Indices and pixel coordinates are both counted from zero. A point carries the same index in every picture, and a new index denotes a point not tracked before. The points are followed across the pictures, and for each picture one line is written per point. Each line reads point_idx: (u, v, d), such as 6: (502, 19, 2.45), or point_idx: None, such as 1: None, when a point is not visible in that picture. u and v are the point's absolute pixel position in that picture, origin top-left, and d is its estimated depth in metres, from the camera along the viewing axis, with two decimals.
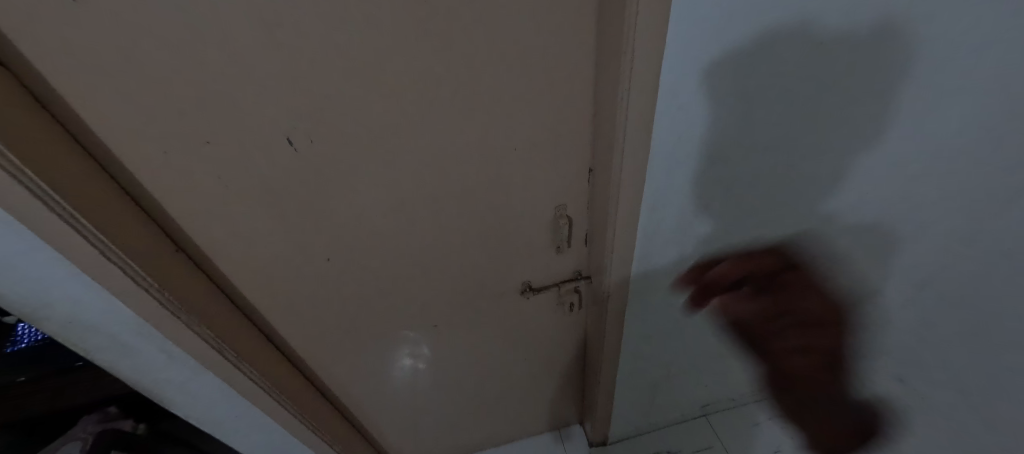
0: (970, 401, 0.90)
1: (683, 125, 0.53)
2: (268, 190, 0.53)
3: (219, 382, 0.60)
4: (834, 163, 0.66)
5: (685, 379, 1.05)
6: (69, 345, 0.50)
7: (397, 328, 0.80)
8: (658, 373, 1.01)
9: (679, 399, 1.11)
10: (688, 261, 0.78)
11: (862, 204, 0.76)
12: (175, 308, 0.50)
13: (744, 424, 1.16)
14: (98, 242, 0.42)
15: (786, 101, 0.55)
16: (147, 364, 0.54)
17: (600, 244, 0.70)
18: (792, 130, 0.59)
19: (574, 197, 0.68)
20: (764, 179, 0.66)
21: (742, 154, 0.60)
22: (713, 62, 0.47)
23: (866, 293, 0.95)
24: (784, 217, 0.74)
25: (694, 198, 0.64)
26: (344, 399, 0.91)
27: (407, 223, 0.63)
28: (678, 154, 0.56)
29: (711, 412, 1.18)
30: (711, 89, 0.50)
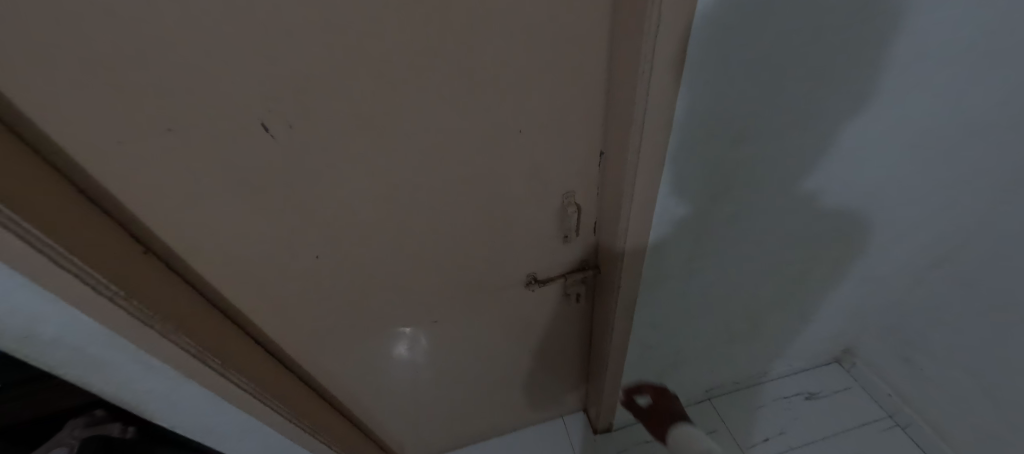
0: (980, 381, 0.89)
1: (703, 100, 0.48)
2: (249, 183, 0.48)
3: (203, 391, 0.55)
4: (858, 139, 0.62)
5: (692, 365, 1.04)
6: (31, 361, 0.45)
7: (396, 325, 0.76)
8: (665, 360, 0.99)
9: (685, 384, 1.09)
10: (704, 249, 0.75)
11: (886, 187, 0.72)
12: (146, 317, 0.45)
13: (749, 406, 1.15)
14: (54, 254, 0.35)
15: (820, 74, 0.51)
16: (121, 375, 0.49)
17: (611, 233, 0.66)
18: (816, 104, 0.54)
19: (582, 184, 0.63)
20: (783, 158, 0.61)
21: (763, 130, 0.55)
22: (747, 31, 0.43)
23: (881, 276, 0.93)
24: (800, 198, 0.70)
25: (708, 178, 0.60)
26: (341, 396, 0.87)
27: (404, 215, 0.59)
28: (695, 131, 0.52)
29: (716, 395, 1.16)
30: (736, 57, 0.45)
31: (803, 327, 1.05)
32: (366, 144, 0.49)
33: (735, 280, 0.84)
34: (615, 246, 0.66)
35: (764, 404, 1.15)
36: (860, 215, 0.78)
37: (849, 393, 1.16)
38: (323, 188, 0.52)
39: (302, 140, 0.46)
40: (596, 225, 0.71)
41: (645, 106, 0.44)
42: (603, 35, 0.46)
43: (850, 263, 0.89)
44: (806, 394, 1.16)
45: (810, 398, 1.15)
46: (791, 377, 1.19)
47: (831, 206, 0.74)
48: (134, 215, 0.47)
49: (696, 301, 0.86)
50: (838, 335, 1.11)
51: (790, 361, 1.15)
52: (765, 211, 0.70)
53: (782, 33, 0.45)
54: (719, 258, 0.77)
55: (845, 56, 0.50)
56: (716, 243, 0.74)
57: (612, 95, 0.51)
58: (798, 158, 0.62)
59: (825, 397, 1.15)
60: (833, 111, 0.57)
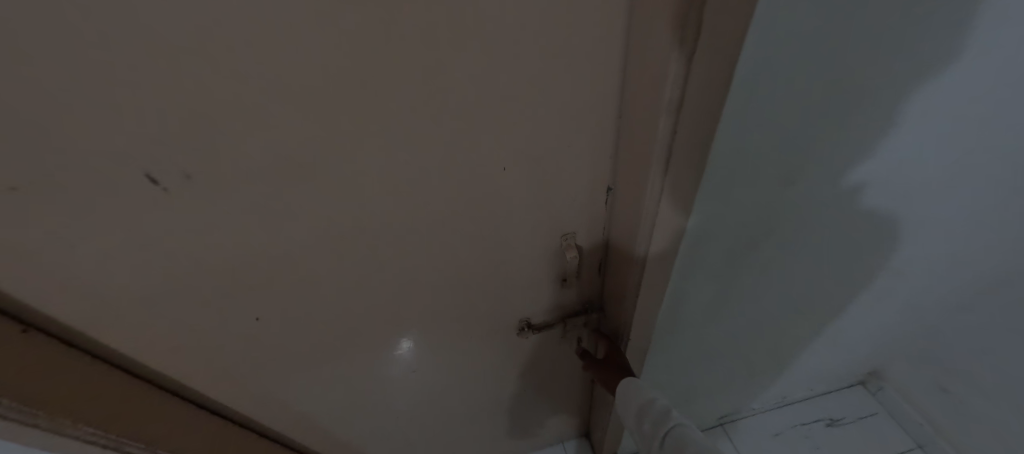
0: None
1: (761, 161, 0.34)
2: (161, 243, 0.38)
3: None
4: (947, 188, 0.48)
5: (706, 399, 0.94)
6: None
7: (372, 374, 0.68)
8: (677, 398, 0.88)
9: (697, 415, 0.99)
10: (721, 314, 0.62)
11: (939, 238, 0.59)
12: (30, 414, 0.34)
13: (766, 435, 1.06)
14: None
15: (891, 134, 0.36)
16: None
17: (620, 283, 0.55)
18: (910, 156, 0.40)
19: (585, 224, 0.53)
20: (848, 213, 0.47)
21: (832, 187, 0.41)
22: (799, 93, 0.28)
23: (920, 311, 0.82)
24: (855, 249, 0.57)
25: (750, 241, 0.46)
26: (317, 447, 0.79)
27: (369, 267, 0.49)
28: (744, 195, 0.38)
29: (728, 422, 1.07)
30: (820, 108, 0.31)
31: (827, 357, 0.95)
32: (309, 192, 0.38)
33: (766, 330, 0.72)
34: (622, 298, 0.55)
35: (781, 431, 1.06)
36: (919, 260, 0.64)
37: (874, 419, 1.07)
38: (263, 243, 0.42)
39: (222, 191, 0.35)
40: (605, 267, 0.61)
41: (667, 153, 0.33)
42: (614, 51, 0.35)
43: (894, 303, 0.77)
44: (828, 421, 1.07)
45: (832, 424, 1.06)
46: (811, 402, 1.10)
47: (890, 255, 0.61)
48: (8, 289, 0.36)
49: (714, 351, 0.74)
50: (866, 361, 1.02)
51: (811, 385, 1.06)
52: (811, 266, 0.57)
53: (852, 89, 0.30)
54: (751, 315, 0.64)
55: (932, 110, 0.35)
56: (749, 301, 0.61)
57: (625, 125, 0.40)
58: (867, 212, 0.48)
59: (848, 424, 1.06)
60: (929, 164, 0.42)
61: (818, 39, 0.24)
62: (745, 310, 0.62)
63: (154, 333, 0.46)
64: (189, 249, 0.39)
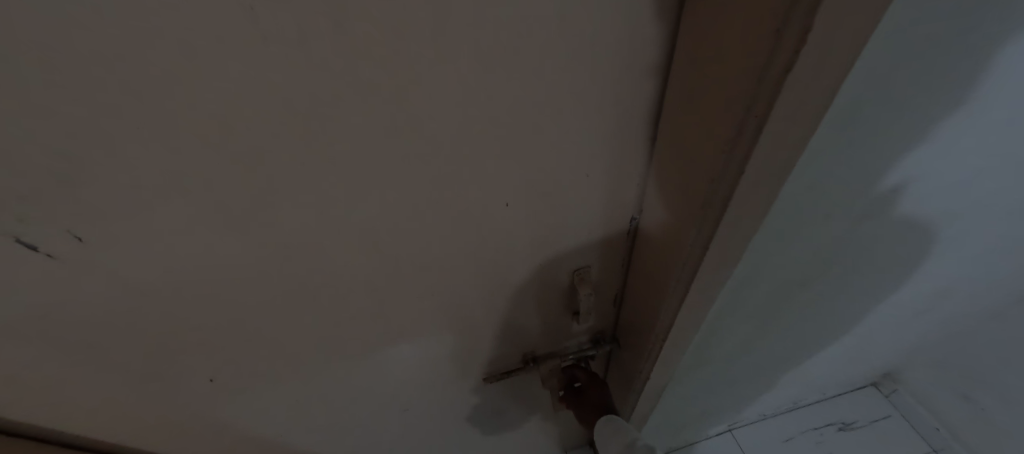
0: None
1: (819, 191, 0.28)
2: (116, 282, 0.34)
3: None
4: (1012, 205, 0.42)
5: (720, 414, 0.93)
6: None
7: (366, 408, 0.64)
8: (692, 418, 0.86)
9: (709, 426, 0.99)
10: (747, 352, 0.58)
11: (970, 264, 0.56)
12: None
13: (776, 440, 1.07)
14: None
15: (935, 185, 0.33)
16: None
17: (641, 322, 0.50)
18: (985, 172, 0.34)
19: (600, 258, 0.48)
20: (898, 233, 0.42)
21: (885, 208, 0.36)
22: (849, 161, 0.25)
23: (943, 327, 0.80)
24: (884, 282, 0.54)
25: (789, 272, 0.41)
26: None
27: (356, 308, 0.45)
28: (778, 252, 0.35)
29: (737, 426, 1.09)
30: (898, 130, 0.25)
31: (841, 366, 0.91)
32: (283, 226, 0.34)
33: (788, 351, 0.67)
34: (646, 345, 0.50)
35: (792, 436, 1.07)
36: (956, 274, 0.59)
37: (887, 423, 1.08)
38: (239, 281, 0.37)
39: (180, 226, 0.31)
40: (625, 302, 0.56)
41: (723, 206, 0.27)
42: (644, 74, 0.30)
43: (918, 315, 0.72)
44: (840, 425, 1.08)
45: (844, 428, 1.08)
46: (822, 406, 1.11)
47: (926, 272, 0.55)
48: None
49: (736, 382, 0.71)
50: (880, 367, 1.00)
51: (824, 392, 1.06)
52: (847, 288, 0.51)
53: (902, 151, 0.27)
54: (777, 341, 0.59)
55: (986, 161, 0.32)
56: (778, 330, 0.55)
57: (661, 158, 0.35)
58: (919, 231, 0.42)
59: (861, 428, 1.08)
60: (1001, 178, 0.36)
61: (915, 77, 0.20)
62: (772, 345, 0.59)
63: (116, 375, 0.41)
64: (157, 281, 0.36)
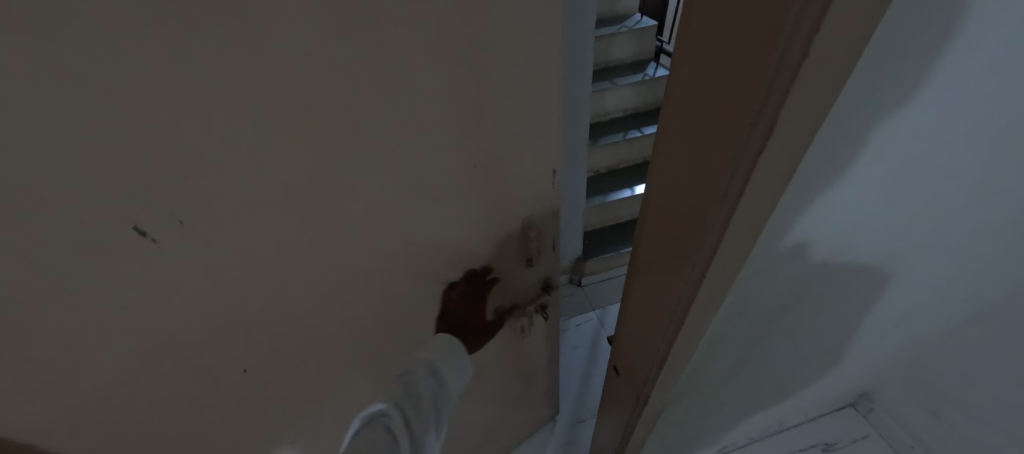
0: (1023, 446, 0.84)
1: (777, 222, 0.34)
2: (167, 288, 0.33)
3: None
4: (935, 250, 0.51)
5: (709, 438, 0.96)
6: None
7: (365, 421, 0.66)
8: (683, 444, 0.89)
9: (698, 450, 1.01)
10: (735, 379, 0.62)
11: (914, 301, 0.65)
12: None
13: None
14: None
15: (865, 233, 0.41)
16: None
17: (643, 343, 0.53)
18: (910, 210, 0.40)
19: (541, 206, 0.56)
20: (853, 266, 0.47)
21: (840, 245, 0.42)
22: (788, 209, 0.33)
23: (906, 347, 0.87)
24: (846, 314, 0.61)
25: (765, 299, 0.46)
26: None
27: (361, 298, 0.50)
28: (747, 284, 0.42)
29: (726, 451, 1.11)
30: (830, 175, 0.31)
31: (817, 390, 0.96)
32: (325, 219, 0.38)
33: (768, 377, 0.71)
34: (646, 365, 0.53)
35: None
36: (909, 302, 0.65)
37: (867, 442, 1.12)
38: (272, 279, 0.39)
39: (246, 220, 0.33)
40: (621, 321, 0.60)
41: (720, 233, 0.32)
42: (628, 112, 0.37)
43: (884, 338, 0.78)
44: (823, 445, 1.12)
45: (827, 449, 1.12)
46: (806, 427, 1.16)
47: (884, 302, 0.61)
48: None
49: (727, 407, 0.74)
50: (856, 388, 1.06)
51: (807, 413, 1.11)
52: (816, 316, 0.56)
53: (830, 206, 0.35)
54: (757, 368, 0.63)
55: (900, 214, 0.40)
56: (758, 357, 0.59)
57: (657, 193, 0.41)
58: (870, 263, 0.48)
59: (843, 448, 1.12)
60: (926, 215, 0.42)
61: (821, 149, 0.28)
62: (756, 371, 0.63)
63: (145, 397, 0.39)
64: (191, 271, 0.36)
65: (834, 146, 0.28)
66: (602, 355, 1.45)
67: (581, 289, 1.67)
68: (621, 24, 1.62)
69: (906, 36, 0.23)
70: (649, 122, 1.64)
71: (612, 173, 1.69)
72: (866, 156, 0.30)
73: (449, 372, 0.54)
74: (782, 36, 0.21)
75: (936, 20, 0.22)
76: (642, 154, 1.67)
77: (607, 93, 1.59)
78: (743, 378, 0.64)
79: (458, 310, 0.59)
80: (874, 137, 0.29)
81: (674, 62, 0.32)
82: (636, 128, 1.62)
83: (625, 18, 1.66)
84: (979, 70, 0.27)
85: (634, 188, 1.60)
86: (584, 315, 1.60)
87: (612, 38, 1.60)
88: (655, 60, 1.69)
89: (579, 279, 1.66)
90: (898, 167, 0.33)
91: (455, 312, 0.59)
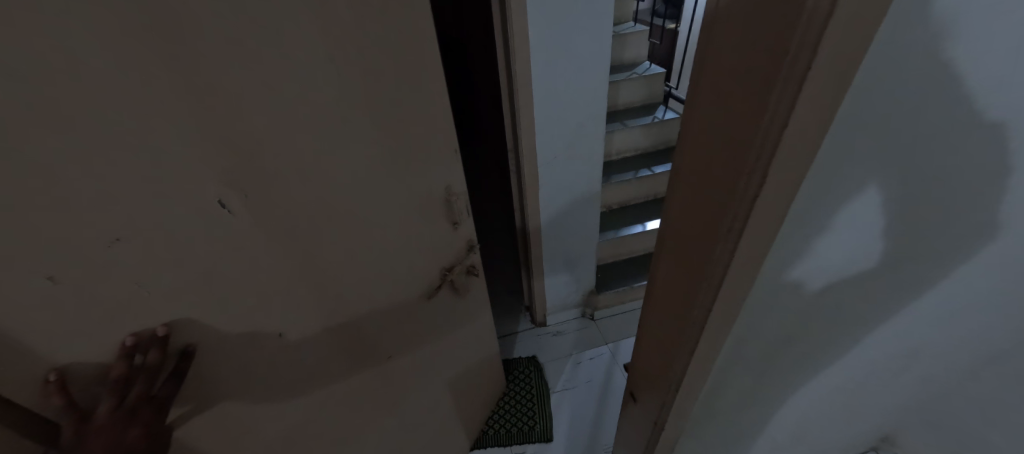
0: None
1: (777, 254, 0.38)
2: (237, 230, 0.50)
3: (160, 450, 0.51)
4: (948, 305, 0.52)
5: None
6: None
7: (359, 378, 0.79)
8: None
9: None
10: (745, 414, 0.64)
11: (940, 362, 0.64)
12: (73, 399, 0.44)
13: None
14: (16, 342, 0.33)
15: (864, 279, 0.45)
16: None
17: (660, 369, 0.56)
18: (913, 250, 0.43)
19: (455, 177, 0.81)
20: (866, 308, 0.49)
21: (839, 287, 0.45)
22: (780, 248, 0.37)
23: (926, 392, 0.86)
24: (868, 372, 0.61)
25: (767, 333, 0.49)
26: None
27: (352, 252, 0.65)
28: (750, 316, 0.45)
29: None
30: (817, 218, 0.36)
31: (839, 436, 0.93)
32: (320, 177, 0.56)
33: (793, 426, 0.70)
34: (663, 391, 0.57)
35: None
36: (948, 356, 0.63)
37: None
38: (295, 227, 0.55)
39: (268, 177, 0.50)
40: (639, 348, 0.64)
41: (729, 261, 0.37)
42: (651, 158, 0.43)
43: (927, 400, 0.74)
44: None
45: None
46: None
47: (909, 361, 0.61)
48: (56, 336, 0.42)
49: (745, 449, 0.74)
50: (876, 431, 1.04)
51: None
52: (838, 361, 0.56)
53: (821, 247, 0.39)
54: (775, 407, 0.64)
55: (896, 262, 0.44)
56: (770, 395, 0.60)
57: (671, 225, 0.46)
58: (886, 307, 0.49)
59: None
60: (932, 256, 0.45)
61: (806, 197, 0.33)
62: (770, 412, 0.64)
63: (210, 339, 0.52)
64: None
65: (814, 195, 0.33)
66: (615, 390, 1.44)
67: (595, 322, 1.69)
68: (631, 71, 1.74)
69: (874, 100, 0.27)
70: (660, 162, 1.71)
71: (625, 209, 1.75)
72: (847, 204, 0.35)
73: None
74: (770, 110, 0.28)
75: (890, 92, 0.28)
76: (654, 192, 1.74)
77: (619, 134, 1.68)
78: (757, 417, 0.65)
79: (130, 414, 0.48)
80: (849, 188, 0.34)
81: (684, 125, 0.40)
82: (648, 167, 1.69)
83: (636, 66, 1.77)
84: (942, 122, 0.31)
85: (645, 224, 1.66)
86: (596, 348, 1.59)
87: (624, 84, 1.71)
88: (665, 104, 1.79)
89: (592, 312, 1.68)
90: (881, 215, 0.37)
91: (113, 420, 0.47)
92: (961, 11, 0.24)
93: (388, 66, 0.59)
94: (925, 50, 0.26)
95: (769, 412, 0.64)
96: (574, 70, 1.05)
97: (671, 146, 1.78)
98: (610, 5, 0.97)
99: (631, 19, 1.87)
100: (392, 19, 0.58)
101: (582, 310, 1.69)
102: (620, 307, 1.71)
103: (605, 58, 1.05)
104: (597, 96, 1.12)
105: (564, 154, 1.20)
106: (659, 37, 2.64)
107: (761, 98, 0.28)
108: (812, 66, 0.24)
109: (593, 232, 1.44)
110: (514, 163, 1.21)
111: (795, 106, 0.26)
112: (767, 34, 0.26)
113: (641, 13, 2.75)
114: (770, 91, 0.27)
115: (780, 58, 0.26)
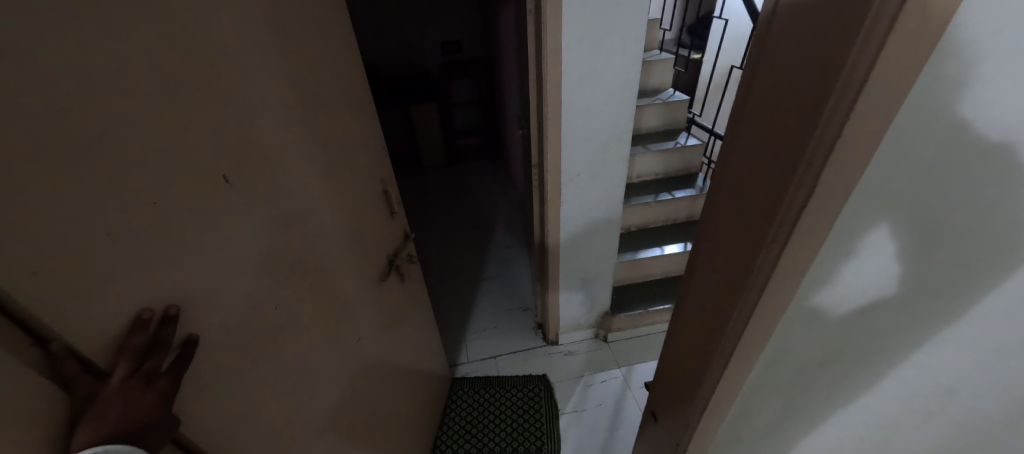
0: None
1: (810, 270, 0.38)
2: (238, 202, 0.52)
3: (185, 431, 0.46)
4: (1003, 345, 0.49)
5: None
6: None
7: (349, 366, 0.80)
8: None
9: None
10: (771, 440, 0.62)
11: (1002, 410, 0.59)
12: (84, 380, 0.37)
13: None
14: None
15: (906, 305, 0.43)
16: None
17: (688, 384, 0.55)
18: (952, 279, 0.41)
19: (385, 173, 0.93)
20: (904, 337, 0.47)
21: (879, 314, 0.44)
22: (815, 265, 0.38)
23: None
24: (912, 408, 0.57)
25: (801, 356, 0.48)
26: None
27: (325, 234, 0.71)
28: (783, 338, 0.45)
29: None
30: (853, 237, 0.36)
31: None
32: (288, 158, 0.61)
33: None
34: (690, 405, 0.55)
35: None
36: (1008, 404, 0.58)
37: None
38: (283, 205, 0.60)
39: (254, 153, 0.55)
40: (664, 363, 0.63)
41: (773, 266, 0.37)
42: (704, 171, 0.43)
43: None
44: None
45: None
46: None
47: (959, 402, 0.56)
48: (94, 308, 0.37)
49: None
50: None
51: None
52: (870, 393, 0.54)
53: (859, 268, 0.39)
54: (802, 437, 0.62)
55: (939, 290, 0.42)
56: (799, 421, 0.59)
57: (708, 238, 0.46)
58: (926, 339, 0.47)
59: None
60: (986, 290, 0.42)
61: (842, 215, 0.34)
62: (797, 440, 0.62)
63: (235, 317, 0.53)
64: (259, 210, 0.56)
65: (850, 212, 0.34)
66: (629, 415, 1.41)
67: (607, 345, 1.66)
68: (655, 97, 1.77)
69: (906, 115, 0.29)
70: (679, 187, 1.71)
71: (643, 232, 1.75)
72: (886, 224, 0.35)
73: (185, 438, 0.46)
74: (822, 118, 0.28)
75: (928, 113, 0.29)
76: (672, 216, 1.73)
77: (641, 158, 1.70)
78: (783, 443, 0.63)
79: (143, 386, 0.40)
80: (890, 209, 0.34)
81: (727, 139, 0.40)
82: (668, 191, 1.70)
83: (660, 93, 1.81)
84: (979, 141, 0.31)
85: (664, 247, 1.64)
86: (608, 371, 1.56)
87: (647, 109, 1.74)
88: (687, 130, 1.80)
89: (605, 335, 1.66)
90: (922, 237, 0.37)
91: (119, 393, 0.39)
92: (978, 32, 0.26)
93: (328, 71, 0.71)
94: (948, 69, 0.27)
95: (797, 439, 0.62)
96: (604, 91, 1.07)
97: (692, 172, 1.78)
98: (641, 32, 1.00)
99: (657, 48, 1.91)
100: (320, 25, 0.69)
101: (594, 331, 1.67)
102: (634, 331, 1.68)
103: (633, 80, 1.07)
104: (624, 116, 1.13)
105: (588, 173, 1.22)
106: (684, 67, 2.71)
107: (815, 104, 0.29)
108: (868, 77, 0.25)
109: (611, 252, 1.43)
110: (538, 178, 1.24)
111: (849, 116, 0.27)
112: (820, 46, 0.27)
113: (666, 43, 2.85)
114: (824, 97, 0.28)
115: (835, 67, 0.26)
